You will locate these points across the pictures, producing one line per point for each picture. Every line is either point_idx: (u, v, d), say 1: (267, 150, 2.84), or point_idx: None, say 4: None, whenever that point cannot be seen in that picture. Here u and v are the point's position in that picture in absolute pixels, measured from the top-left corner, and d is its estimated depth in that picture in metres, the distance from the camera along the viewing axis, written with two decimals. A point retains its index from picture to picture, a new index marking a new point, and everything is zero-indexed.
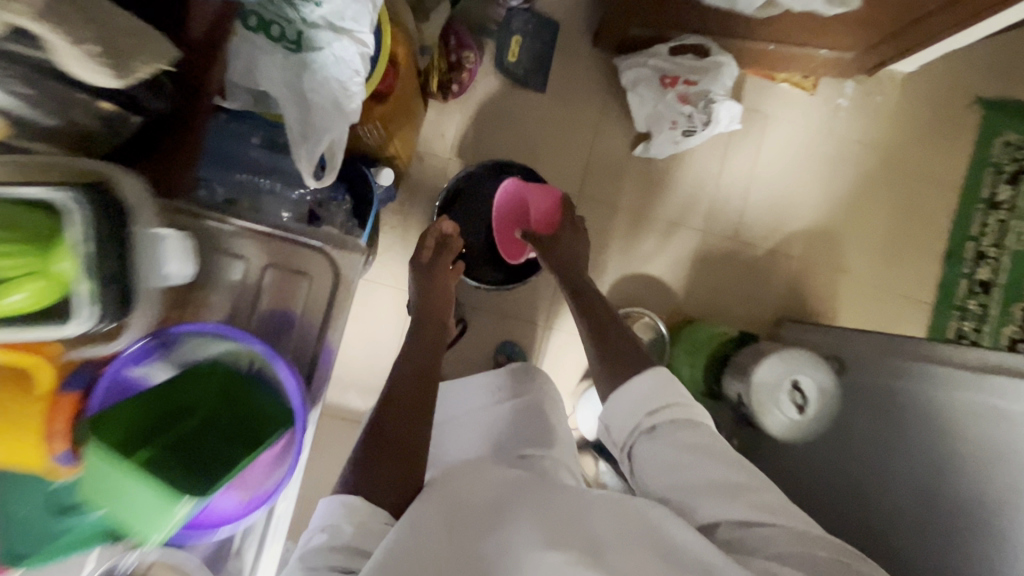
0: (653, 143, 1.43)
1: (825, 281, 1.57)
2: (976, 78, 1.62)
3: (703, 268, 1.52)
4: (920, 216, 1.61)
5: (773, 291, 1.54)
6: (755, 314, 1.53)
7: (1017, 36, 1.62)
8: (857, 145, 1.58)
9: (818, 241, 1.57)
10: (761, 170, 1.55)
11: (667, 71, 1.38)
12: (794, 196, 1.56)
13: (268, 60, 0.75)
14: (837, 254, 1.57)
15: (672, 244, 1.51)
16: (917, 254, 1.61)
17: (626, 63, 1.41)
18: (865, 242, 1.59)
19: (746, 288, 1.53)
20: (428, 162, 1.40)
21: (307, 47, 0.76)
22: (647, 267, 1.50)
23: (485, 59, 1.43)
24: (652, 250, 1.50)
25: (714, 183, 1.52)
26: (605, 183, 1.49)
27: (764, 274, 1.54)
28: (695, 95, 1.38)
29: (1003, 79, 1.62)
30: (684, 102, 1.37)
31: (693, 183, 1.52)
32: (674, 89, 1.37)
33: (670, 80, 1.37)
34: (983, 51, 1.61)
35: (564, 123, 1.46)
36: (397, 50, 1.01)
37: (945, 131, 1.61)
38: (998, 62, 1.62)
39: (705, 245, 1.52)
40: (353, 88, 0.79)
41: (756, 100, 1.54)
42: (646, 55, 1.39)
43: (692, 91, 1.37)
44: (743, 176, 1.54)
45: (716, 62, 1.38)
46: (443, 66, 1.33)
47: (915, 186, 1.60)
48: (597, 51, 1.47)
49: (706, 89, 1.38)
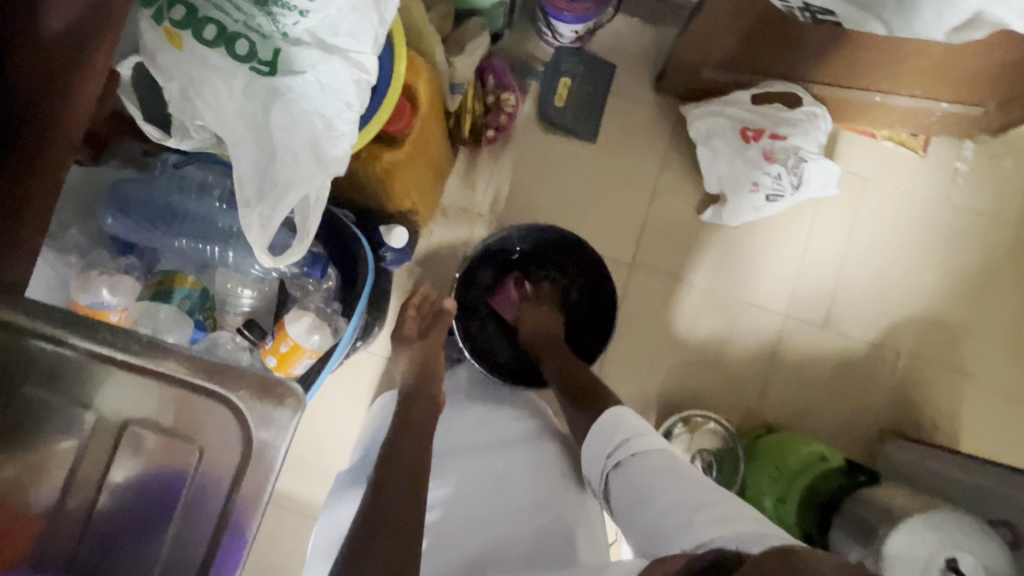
0: (726, 206, 1.17)
1: (942, 387, 1.24)
2: None
3: (784, 362, 1.22)
4: None
5: (874, 396, 1.22)
6: (852, 424, 1.22)
7: None
8: (979, 218, 1.28)
9: (931, 335, 1.25)
10: (858, 245, 1.26)
11: (748, 122, 1.13)
12: (898, 278, 1.26)
13: (219, 86, 0.54)
14: (956, 352, 1.25)
15: (743, 329, 1.22)
16: None
17: (696, 112, 1.17)
18: (993, 339, 1.26)
19: (840, 391, 1.22)
20: (453, 218, 1.18)
21: (279, 69, 0.55)
22: (715, 356, 1.21)
23: (527, 102, 1.22)
24: (721, 337, 1.22)
25: (798, 258, 1.24)
26: (666, 251, 1.23)
27: (861, 373, 1.23)
28: (783, 151, 1.13)
29: None
30: (769, 160, 1.12)
31: (773, 255, 1.24)
32: (758, 144, 1.13)
33: (753, 133, 1.13)
34: None
35: (616, 178, 1.23)
36: (418, 86, 0.81)
37: None
38: None
39: (787, 333, 1.23)
40: (339, 128, 0.57)
41: (852, 160, 1.27)
42: (722, 103, 1.15)
43: (780, 147, 1.13)
44: (835, 251, 1.25)
45: (809, 113, 1.13)
46: (478, 109, 1.13)
47: None
48: (660, 97, 1.24)
49: (796, 146, 1.13)
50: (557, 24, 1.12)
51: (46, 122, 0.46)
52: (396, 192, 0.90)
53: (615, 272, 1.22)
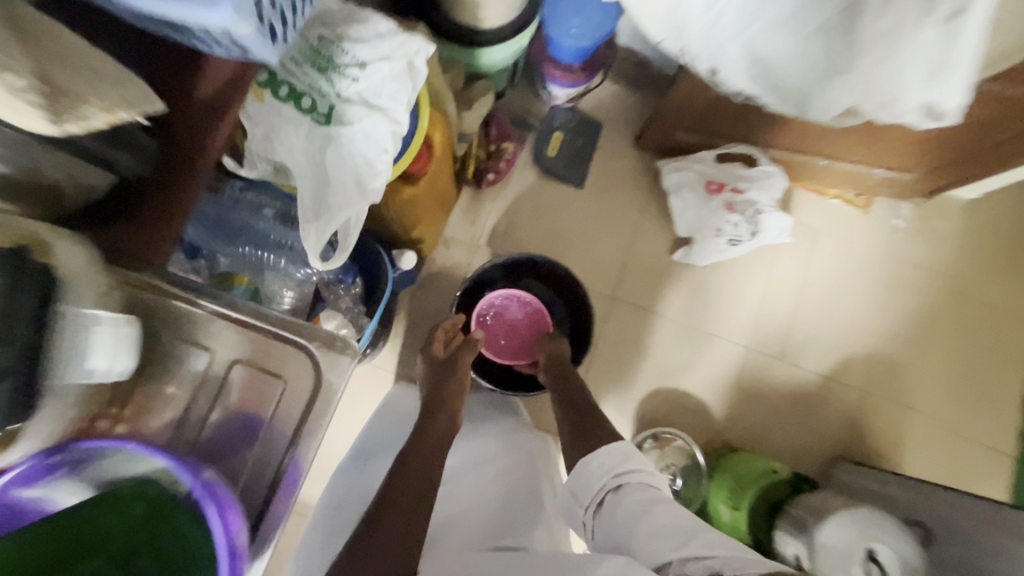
0: (694, 248, 1.35)
1: (887, 419, 1.38)
2: None
3: (747, 389, 1.36)
4: (992, 353, 1.44)
5: (828, 425, 1.36)
6: (808, 450, 1.35)
7: None
8: (917, 269, 1.46)
9: (877, 371, 1.40)
10: (812, 288, 1.43)
11: (712, 177, 1.33)
12: (848, 319, 1.42)
13: (291, 131, 0.70)
14: (900, 388, 1.40)
15: (710, 359, 1.37)
16: (993, 394, 1.42)
17: (669, 166, 1.35)
18: (933, 376, 1.41)
19: (796, 418, 1.36)
20: (454, 247, 1.34)
21: (334, 119, 0.71)
22: (684, 382, 1.35)
23: (524, 151, 1.40)
24: (688, 365, 1.36)
25: (759, 295, 1.41)
26: (643, 287, 1.38)
27: (816, 404, 1.37)
28: (742, 204, 1.32)
29: None
30: (730, 210, 1.31)
31: (735, 293, 1.40)
32: (720, 196, 1.31)
33: (716, 186, 1.32)
34: None
35: (599, 220, 1.40)
36: (434, 134, 0.97)
37: (1015, 265, 1.47)
38: None
39: (749, 364, 1.38)
40: (380, 166, 0.73)
41: (805, 214, 1.46)
42: (690, 160, 1.34)
43: (739, 199, 1.31)
44: (792, 292, 1.42)
45: (765, 172, 1.32)
46: (481, 154, 1.33)
47: (985, 318, 1.45)
48: (639, 152, 1.43)
49: (753, 199, 1.31)
50: (552, 88, 1.31)
51: (198, 154, 0.53)
52: (410, 221, 1.06)
53: (597, 302, 1.37)
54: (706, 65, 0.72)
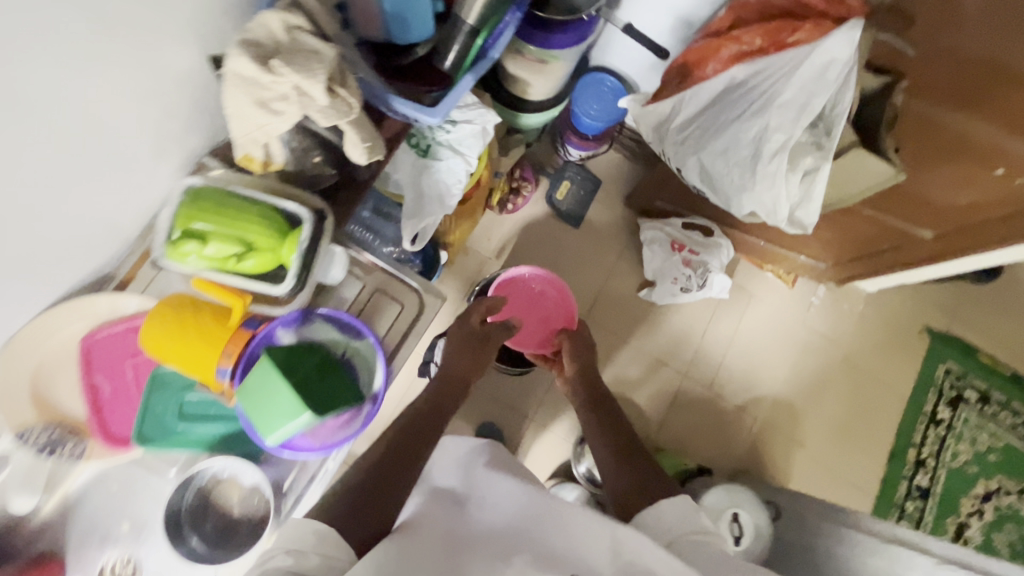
0: (655, 290, 1.73)
1: (780, 449, 1.76)
2: (929, 312, 1.92)
3: (678, 406, 1.74)
4: (869, 411, 1.84)
5: (734, 445, 1.74)
6: (716, 462, 1.72)
7: (962, 290, 1.94)
8: (822, 337, 1.87)
9: (779, 411, 1.79)
10: (741, 338, 1.82)
11: (677, 238, 1.71)
12: (764, 367, 1.81)
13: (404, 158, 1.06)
14: (794, 425, 1.79)
15: (652, 378, 1.74)
16: (865, 441, 1.82)
17: (646, 224, 1.75)
18: (821, 421, 1.81)
19: (710, 434, 1.73)
20: (472, 255, 1.70)
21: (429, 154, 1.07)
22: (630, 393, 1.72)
23: (538, 191, 1.78)
24: (636, 381, 1.73)
25: (700, 335, 1.79)
26: (607, 315, 1.76)
27: (727, 427, 1.75)
28: (696, 262, 1.70)
29: (947, 315, 1.92)
30: (686, 265, 1.69)
31: (681, 332, 1.78)
32: (680, 253, 1.69)
33: (679, 246, 1.70)
34: (938, 292, 1.93)
35: (587, 256, 1.78)
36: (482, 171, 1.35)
37: (897, 346, 1.89)
38: (946, 301, 1.93)
39: (682, 388, 1.75)
40: (454, 191, 1.09)
41: (744, 281, 1.86)
42: (663, 222, 1.74)
43: (694, 259, 1.70)
44: (725, 338, 1.81)
45: (717, 242, 1.72)
46: (505, 188, 1.68)
47: (868, 384, 1.86)
48: (626, 209, 1.82)
49: (705, 260, 1.70)
50: (569, 147, 1.69)
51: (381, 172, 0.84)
52: (450, 228, 1.41)
53: None
54: (674, 165, 1.11)
